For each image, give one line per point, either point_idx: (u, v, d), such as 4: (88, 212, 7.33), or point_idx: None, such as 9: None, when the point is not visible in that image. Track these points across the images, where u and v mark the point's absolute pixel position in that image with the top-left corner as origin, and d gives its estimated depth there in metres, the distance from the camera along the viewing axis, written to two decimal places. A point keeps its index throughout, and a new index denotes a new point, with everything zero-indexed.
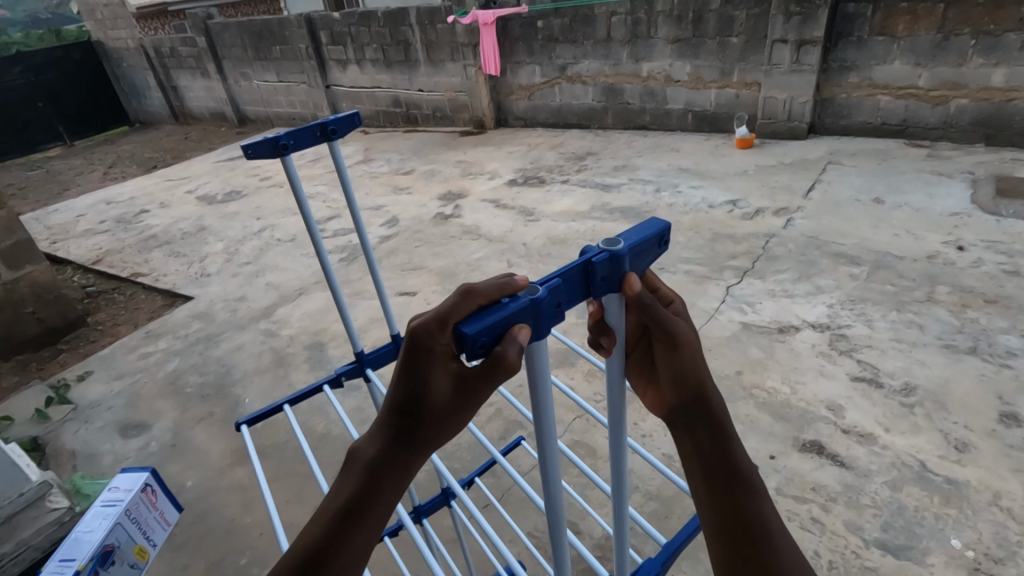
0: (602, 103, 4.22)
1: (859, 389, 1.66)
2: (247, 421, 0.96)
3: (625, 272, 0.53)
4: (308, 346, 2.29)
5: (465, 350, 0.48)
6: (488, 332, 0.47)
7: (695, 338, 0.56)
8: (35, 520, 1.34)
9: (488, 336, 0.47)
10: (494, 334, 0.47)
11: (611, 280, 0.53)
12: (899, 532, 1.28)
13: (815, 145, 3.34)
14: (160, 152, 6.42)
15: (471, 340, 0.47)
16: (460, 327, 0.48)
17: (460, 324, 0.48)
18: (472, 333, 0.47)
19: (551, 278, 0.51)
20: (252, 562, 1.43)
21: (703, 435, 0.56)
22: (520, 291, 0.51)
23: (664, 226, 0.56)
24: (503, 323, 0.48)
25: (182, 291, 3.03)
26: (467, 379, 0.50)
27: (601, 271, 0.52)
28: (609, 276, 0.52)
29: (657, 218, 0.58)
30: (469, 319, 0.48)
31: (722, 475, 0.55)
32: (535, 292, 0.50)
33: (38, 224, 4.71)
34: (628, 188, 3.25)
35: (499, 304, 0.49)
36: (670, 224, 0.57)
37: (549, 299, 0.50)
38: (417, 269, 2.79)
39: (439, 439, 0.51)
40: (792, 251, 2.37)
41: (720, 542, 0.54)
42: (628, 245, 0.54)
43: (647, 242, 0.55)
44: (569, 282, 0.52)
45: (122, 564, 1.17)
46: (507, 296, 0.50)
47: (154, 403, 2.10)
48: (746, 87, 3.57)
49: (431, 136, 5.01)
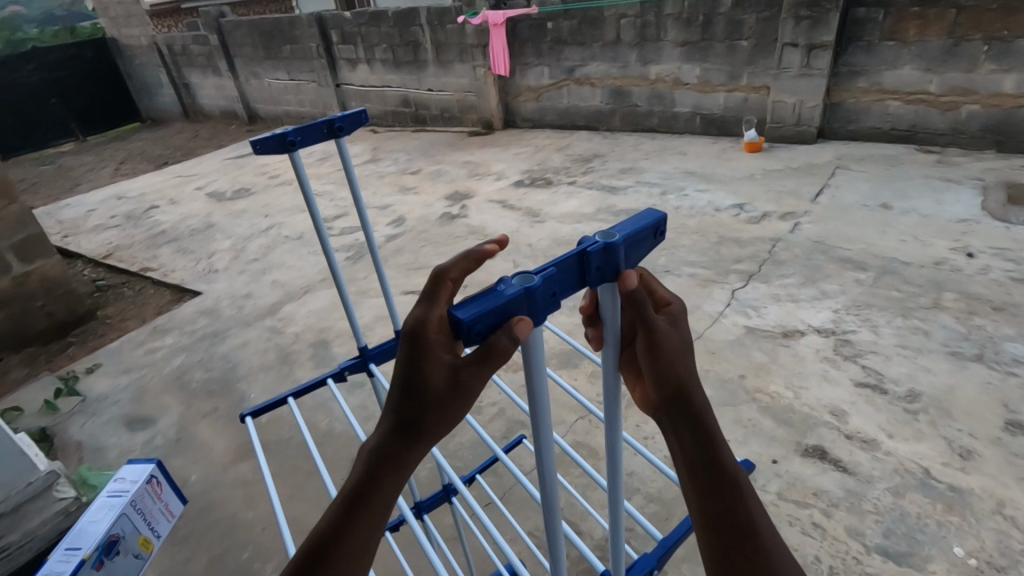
0: (610, 106, 4.23)
1: (863, 395, 1.65)
2: (251, 413, 0.97)
3: (621, 264, 0.54)
4: (313, 344, 2.31)
5: (461, 337, 0.49)
6: (482, 319, 0.49)
7: (676, 339, 0.58)
8: (42, 510, 1.35)
9: (482, 324, 0.49)
10: (489, 322, 0.49)
11: (606, 272, 0.54)
12: (901, 539, 1.27)
13: (823, 150, 3.33)
14: (170, 149, 6.48)
15: (467, 327, 0.48)
16: (455, 313, 0.49)
17: (455, 307, 0.49)
18: (467, 320, 0.48)
19: (546, 267, 0.52)
20: (254, 557, 1.44)
21: (687, 434, 0.56)
22: (515, 279, 0.52)
23: (660, 218, 0.57)
24: (498, 310, 0.49)
25: (190, 287, 3.06)
26: (464, 369, 0.50)
27: (595, 262, 0.53)
28: (603, 268, 0.54)
29: (654, 210, 0.59)
30: (465, 305, 0.50)
31: (707, 472, 0.55)
32: (530, 281, 0.51)
33: (49, 219, 4.76)
34: (634, 191, 3.25)
35: (495, 292, 0.50)
36: (666, 216, 0.58)
37: (544, 288, 0.51)
38: (422, 268, 2.80)
39: (441, 428, 0.52)
40: (797, 255, 2.36)
41: (708, 543, 0.54)
42: (623, 237, 0.54)
43: (643, 234, 0.56)
44: (564, 272, 0.53)
45: (126, 555, 1.18)
46: (501, 284, 0.51)
47: (160, 397, 2.12)
48: (755, 90, 3.56)
49: (439, 137, 5.03)
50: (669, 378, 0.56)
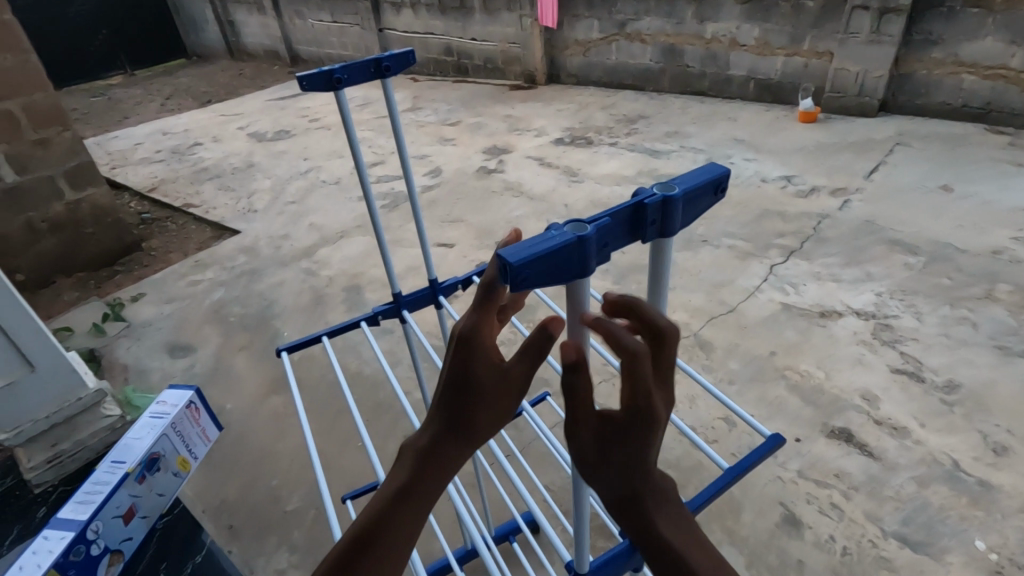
0: (659, 65, 4.05)
1: (898, 381, 1.61)
2: (287, 348, 0.99)
3: (675, 219, 0.52)
4: (346, 288, 2.35)
5: (508, 282, 0.47)
6: (531, 263, 0.46)
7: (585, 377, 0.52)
8: (91, 423, 1.47)
9: (532, 272, 0.47)
10: (536, 271, 0.47)
11: (659, 226, 0.52)
12: (920, 527, 1.26)
13: (884, 124, 3.14)
14: (215, 86, 6.53)
15: (514, 273, 0.46)
16: (504, 257, 0.47)
17: (505, 248, 0.47)
18: (516, 264, 0.46)
19: (601, 218, 0.50)
20: (282, 484, 1.52)
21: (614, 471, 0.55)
22: (568, 227, 0.50)
23: (723, 173, 0.55)
24: (549, 257, 0.47)
25: (230, 224, 3.13)
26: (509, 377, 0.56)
27: (651, 215, 0.51)
28: (657, 223, 0.52)
29: (716, 165, 0.56)
30: (513, 250, 0.47)
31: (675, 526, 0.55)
32: (583, 230, 0.49)
33: (99, 149, 4.90)
34: (678, 156, 3.15)
35: (545, 238, 0.48)
36: (729, 172, 0.56)
37: (597, 238, 0.49)
38: (456, 221, 2.80)
39: (483, 435, 0.57)
40: (843, 234, 2.26)
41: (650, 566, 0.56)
42: (683, 191, 0.52)
43: (703, 189, 0.54)
44: (618, 222, 0.51)
45: (166, 472, 1.26)
46: (552, 231, 0.49)
47: (199, 328, 2.22)
48: (817, 56, 3.35)
49: (480, 89, 4.92)
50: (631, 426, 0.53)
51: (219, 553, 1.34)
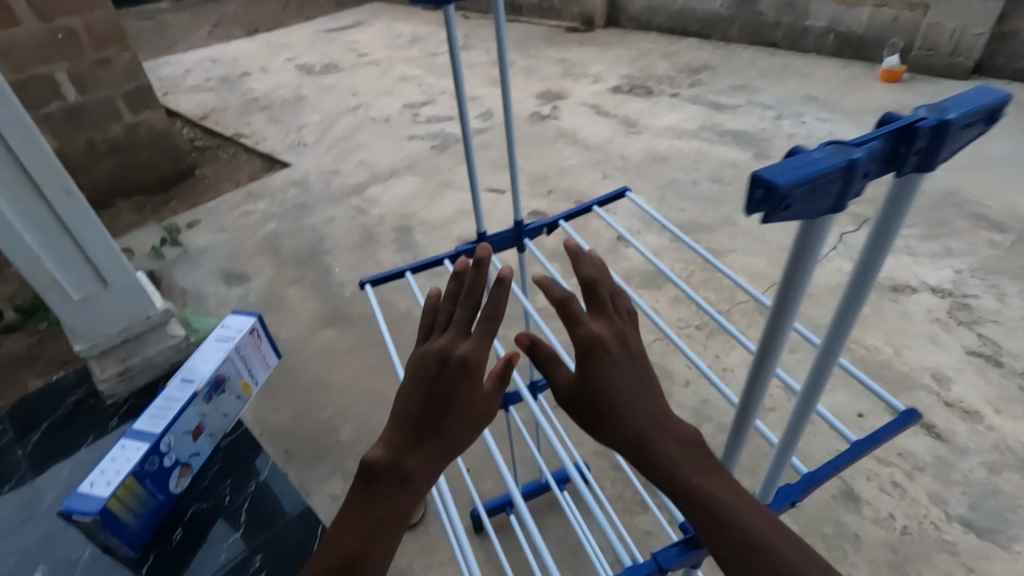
0: (730, 12, 3.78)
1: (974, 364, 1.52)
2: (371, 281, 0.96)
3: (944, 148, 0.46)
4: (396, 228, 2.34)
5: (764, 208, 0.42)
6: (800, 187, 0.41)
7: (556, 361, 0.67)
8: (158, 341, 1.54)
9: (799, 196, 0.41)
10: (804, 195, 0.41)
11: (924, 154, 0.46)
12: (988, 514, 1.21)
13: (976, 88, 2.89)
14: (262, 14, 6.41)
15: (783, 195, 0.41)
16: (767, 177, 0.42)
17: (763, 167, 0.42)
18: (785, 186, 0.40)
19: (868, 141, 0.44)
20: (335, 415, 1.56)
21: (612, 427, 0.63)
22: (832, 149, 0.44)
23: (1002, 98, 0.48)
24: (818, 180, 0.41)
25: (281, 157, 3.12)
26: (474, 383, 0.66)
27: (921, 140, 0.45)
28: (925, 149, 0.46)
29: (992, 88, 0.49)
30: (774, 169, 0.42)
31: (671, 449, 0.60)
32: (852, 153, 0.43)
33: (151, 74, 4.91)
34: (745, 111, 2.97)
35: (810, 159, 0.43)
36: (1008, 96, 0.49)
37: (865, 163, 0.44)
38: (508, 167, 2.72)
39: (454, 442, 0.63)
40: (922, 205, 2.12)
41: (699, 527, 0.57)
42: (960, 114, 0.46)
43: (981, 113, 0.47)
44: (885, 147, 0.45)
45: (231, 394, 1.29)
46: (817, 152, 0.43)
47: (253, 258, 2.24)
48: (910, 8, 3.05)
49: (534, 29, 4.70)
50: (598, 373, 0.64)
51: (279, 477, 1.39)
